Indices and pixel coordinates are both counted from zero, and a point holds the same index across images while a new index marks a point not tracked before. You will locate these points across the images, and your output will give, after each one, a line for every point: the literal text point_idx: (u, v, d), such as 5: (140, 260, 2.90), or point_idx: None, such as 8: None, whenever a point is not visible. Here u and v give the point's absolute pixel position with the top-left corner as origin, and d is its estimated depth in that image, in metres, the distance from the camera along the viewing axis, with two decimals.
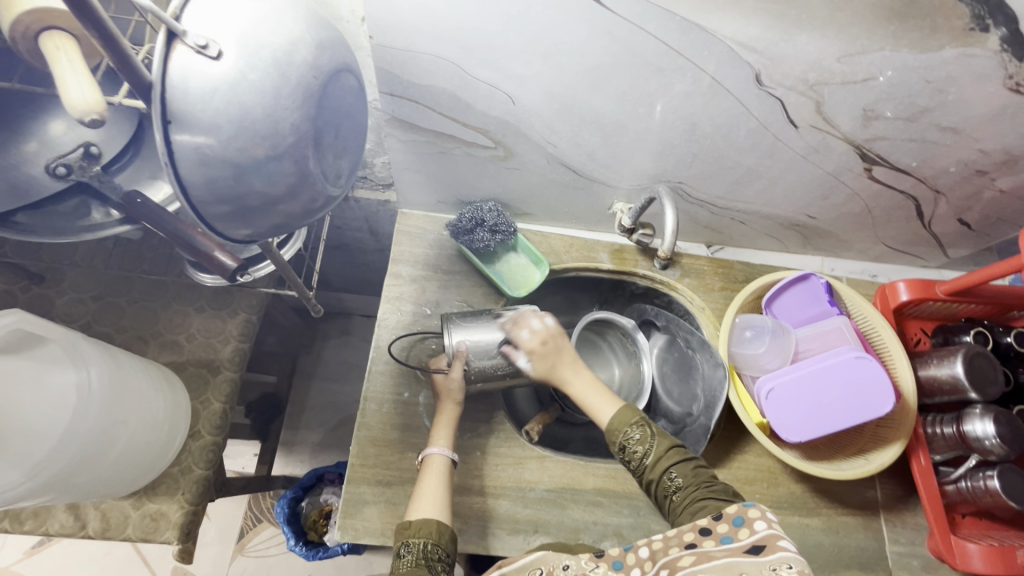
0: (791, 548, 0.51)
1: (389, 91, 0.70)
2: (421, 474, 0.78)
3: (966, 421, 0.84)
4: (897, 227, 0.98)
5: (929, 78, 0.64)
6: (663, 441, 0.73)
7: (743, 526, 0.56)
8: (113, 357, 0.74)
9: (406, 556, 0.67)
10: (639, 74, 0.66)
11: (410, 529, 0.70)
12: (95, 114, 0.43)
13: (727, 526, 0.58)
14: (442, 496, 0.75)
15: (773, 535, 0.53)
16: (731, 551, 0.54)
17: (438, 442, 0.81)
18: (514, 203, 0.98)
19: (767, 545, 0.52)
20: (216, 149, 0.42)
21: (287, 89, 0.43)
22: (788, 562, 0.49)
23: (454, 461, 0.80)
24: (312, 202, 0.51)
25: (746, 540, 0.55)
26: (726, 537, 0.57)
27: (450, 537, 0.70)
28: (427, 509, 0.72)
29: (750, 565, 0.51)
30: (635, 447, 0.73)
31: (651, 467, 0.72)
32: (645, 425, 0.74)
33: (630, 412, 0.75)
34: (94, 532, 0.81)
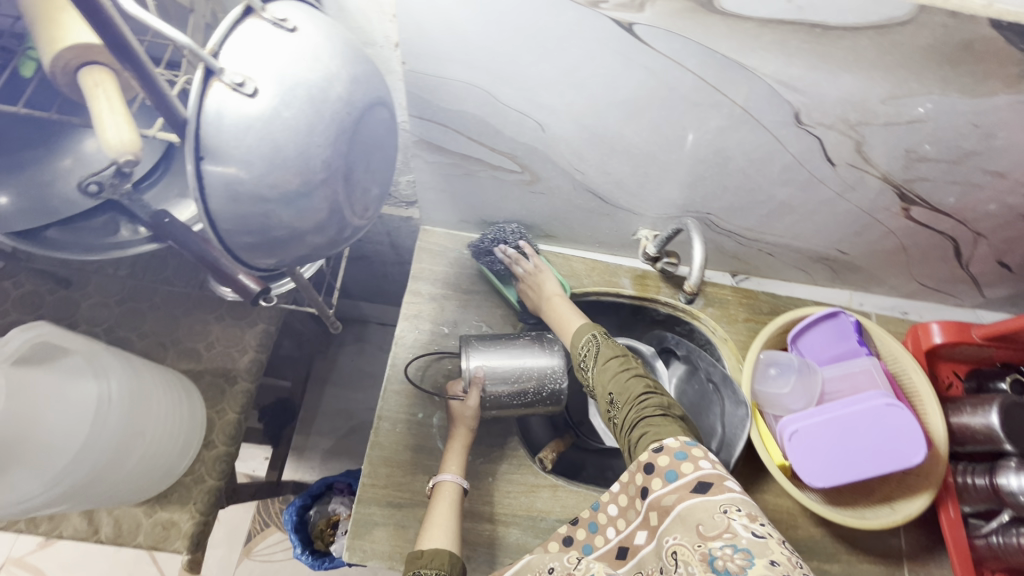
0: (736, 488, 0.56)
1: (418, 114, 0.69)
2: (433, 501, 0.77)
3: (1000, 474, 0.81)
4: (932, 266, 0.95)
5: (978, 122, 0.62)
6: (611, 356, 0.75)
7: (685, 461, 0.59)
8: (133, 367, 0.75)
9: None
10: (674, 108, 0.64)
11: (422, 558, 0.68)
12: (130, 154, 0.44)
13: (669, 460, 0.60)
14: (453, 526, 0.74)
15: (718, 475, 0.57)
16: (680, 492, 0.57)
17: (450, 468, 0.80)
18: (537, 225, 0.97)
19: (713, 483, 0.56)
20: (248, 184, 0.41)
21: (320, 125, 0.43)
22: (736, 504, 0.54)
23: (466, 488, 0.79)
24: (339, 232, 0.50)
25: (690, 475, 0.58)
26: (670, 472, 0.59)
27: (461, 569, 0.69)
28: (438, 538, 0.71)
29: (702, 510, 0.55)
30: (590, 363, 0.76)
31: (599, 385, 0.74)
32: (597, 339, 0.77)
33: (587, 329, 0.79)
34: (105, 537, 0.82)
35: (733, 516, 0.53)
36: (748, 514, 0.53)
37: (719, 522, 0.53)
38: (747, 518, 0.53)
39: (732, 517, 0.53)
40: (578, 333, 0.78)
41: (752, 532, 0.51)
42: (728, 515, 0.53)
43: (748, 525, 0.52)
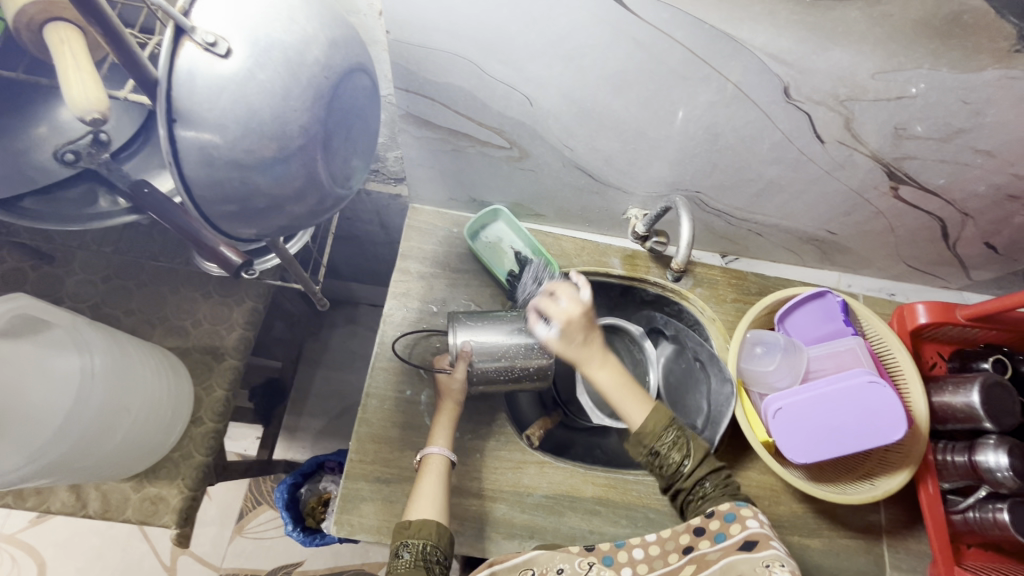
0: (780, 547, 0.60)
1: (404, 87, 0.68)
2: (420, 473, 0.78)
3: (978, 451, 0.82)
4: (920, 247, 0.95)
5: (968, 99, 0.61)
6: (697, 451, 0.77)
7: (734, 522, 0.64)
8: (116, 342, 0.75)
9: (405, 557, 0.68)
10: (663, 81, 0.63)
11: (409, 529, 0.70)
12: (96, 114, 0.42)
13: (719, 523, 0.65)
14: (441, 497, 0.75)
15: (764, 536, 0.62)
16: (726, 549, 0.62)
17: (438, 442, 0.81)
18: (527, 204, 0.96)
19: (759, 542, 0.61)
20: (222, 149, 0.41)
21: (297, 89, 0.42)
22: (780, 560, 0.57)
23: (453, 461, 0.80)
24: (320, 203, 0.50)
25: (738, 536, 0.63)
26: (720, 534, 0.64)
27: (448, 540, 0.71)
28: (425, 509, 0.73)
29: (745, 563, 0.58)
30: (670, 454, 0.76)
31: (689, 480, 0.75)
32: (680, 432, 0.77)
33: (666, 416, 0.78)
34: (94, 512, 0.82)
35: (776, 569, 0.56)
36: (790, 569, 0.56)
37: (761, 571, 0.57)
38: (788, 572, 0.56)
39: (774, 569, 0.56)
40: (659, 421, 0.77)
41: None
42: (771, 569, 0.57)
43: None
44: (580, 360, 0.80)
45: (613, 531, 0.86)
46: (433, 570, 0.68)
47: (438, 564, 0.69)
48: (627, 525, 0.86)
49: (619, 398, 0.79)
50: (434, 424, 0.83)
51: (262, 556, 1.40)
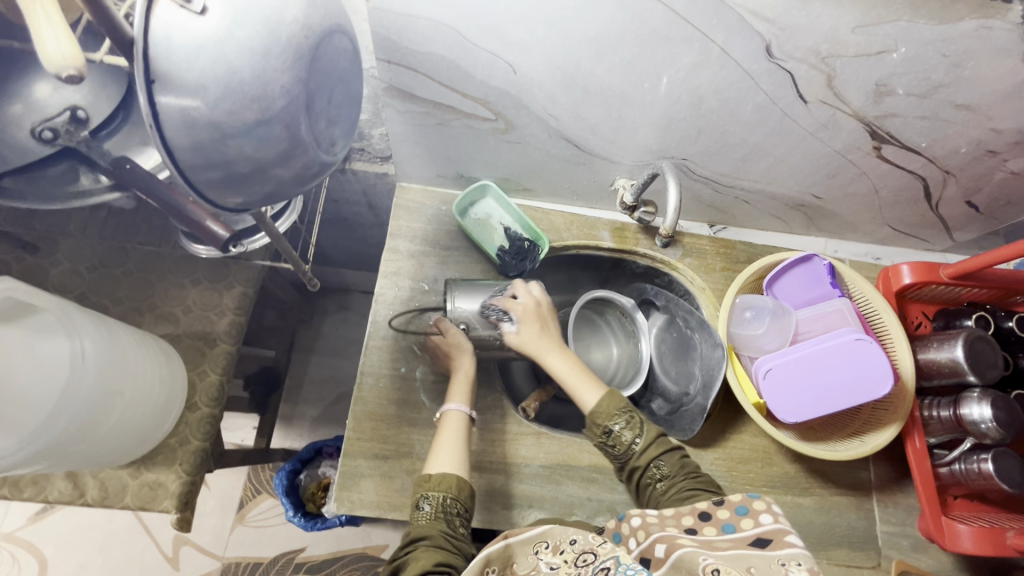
0: (799, 544, 0.52)
1: (386, 58, 0.67)
2: (441, 427, 0.79)
3: (963, 404, 0.84)
4: (904, 209, 0.96)
5: (946, 51, 0.62)
6: (651, 432, 0.75)
7: (746, 517, 0.57)
8: (105, 327, 0.74)
9: (426, 510, 0.68)
10: (646, 43, 0.63)
11: (429, 482, 0.70)
12: (74, 71, 0.41)
13: (729, 514, 0.59)
14: (462, 451, 0.75)
15: (779, 531, 0.54)
16: (736, 542, 0.54)
17: (455, 400, 0.81)
18: (514, 178, 0.96)
19: (774, 539, 0.53)
20: (204, 112, 0.40)
21: (276, 49, 0.42)
22: (798, 559, 0.49)
23: (473, 416, 0.81)
24: (305, 170, 0.50)
25: (750, 531, 0.56)
26: (727, 524, 0.58)
27: (470, 494, 0.71)
28: (446, 462, 0.73)
29: (757, 559, 0.50)
30: (623, 433, 0.74)
31: (642, 457, 0.73)
32: (632, 413, 0.75)
33: (619, 399, 0.75)
34: (92, 500, 0.82)
35: (792, 567, 0.48)
36: (809, 568, 0.47)
37: (774, 569, 0.48)
38: (807, 572, 0.47)
39: (791, 567, 0.48)
40: (611, 403, 0.74)
41: None
42: (786, 566, 0.48)
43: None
44: (538, 353, 0.80)
45: (610, 497, 0.87)
46: (453, 521, 0.68)
47: (458, 517, 0.69)
48: (624, 491, 0.88)
49: (574, 386, 0.78)
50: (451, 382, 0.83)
51: (265, 543, 1.40)
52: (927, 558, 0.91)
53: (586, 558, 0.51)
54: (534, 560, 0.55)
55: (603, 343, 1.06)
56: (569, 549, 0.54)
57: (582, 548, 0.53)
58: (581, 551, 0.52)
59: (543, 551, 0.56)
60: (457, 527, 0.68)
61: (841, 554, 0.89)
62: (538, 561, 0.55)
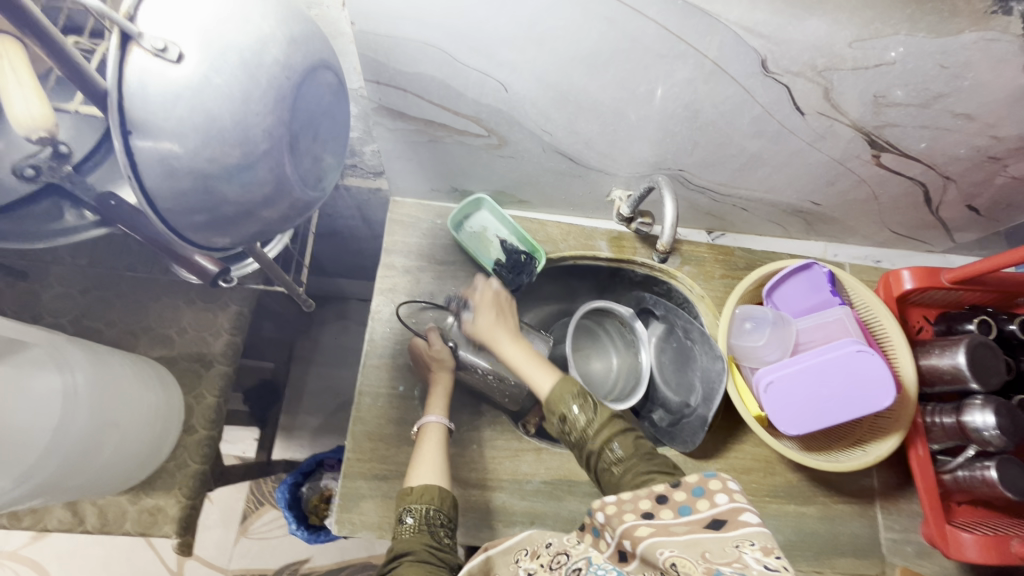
0: (754, 521, 0.50)
1: (374, 79, 0.66)
2: (420, 441, 0.80)
3: (966, 412, 0.84)
4: (904, 213, 0.95)
5: (946, 63, 0.61)
6: (606, 412, 0.71)
7: (703, 497, 0.54)
8: (96, 356, 0.74)
9: (409, 523, 0.68)
10: (638, 60, 0.62)
11: (412, 495, 0.71)
12: (43, 132, 0.45)
13: (685, 496, 0.55)
14: (440, 462, 0.76)
15: (734, 510, 0.52)
16: (691, 526, 0.52)
17: (434, 411, 0.82)
18: (509, 191, 0.95)
19: (729, 520, 0.51)
20: (184, 159, 0.39)
21: (257, 92, 0.40)
22: (751, 539, 0.48)
23: (450, 427, 0.82)
24: (293, 206, 0.49)
25: (706, 512, 0.53)
26: (684, 507, 0.54)
27: (452, 503, 0.72)
28: (428, 475, 0.73)
29: (712, 543, 0.49)
30: (577, 417, 0.71)
31: (596, 440, 0.69)
32: (586, 396, 0.73)
33: (572, 383, 0.74)
34: (92, 527, 0.82)
35: (745, 549, 0.47)
36: (761, 547, 0.46)
37: (728, 553, 0.47)
38: (760, 552, 0.46)
39: (745, 549, 0.47)
40: (564, 388, 0.73)
41: (765, 564, 0.44)
42: (740, 549, 0.47)
43: (761, 558, 0.45)
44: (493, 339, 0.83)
45: None
46: (437, 533, 0.68)
47: (442, 527, 0.69)
48: None
49: (530, 373, 0.78)
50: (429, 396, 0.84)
51: (268, 555, 1.40)
52: (931, 564, 0.91)
53: (560, 559, 0.53)
54: (515, 568, 0.55)
55: (603, 352, 1.04)
56: (545, 552, 0.55)
57: (558, 550, 0.55)
58: (556, 553, 0.54)
59: (524, 558, 0.56)
60: (443, 538, 0.68)
61: (845, 562, 0.88)
62: (518, 568, 0.55)
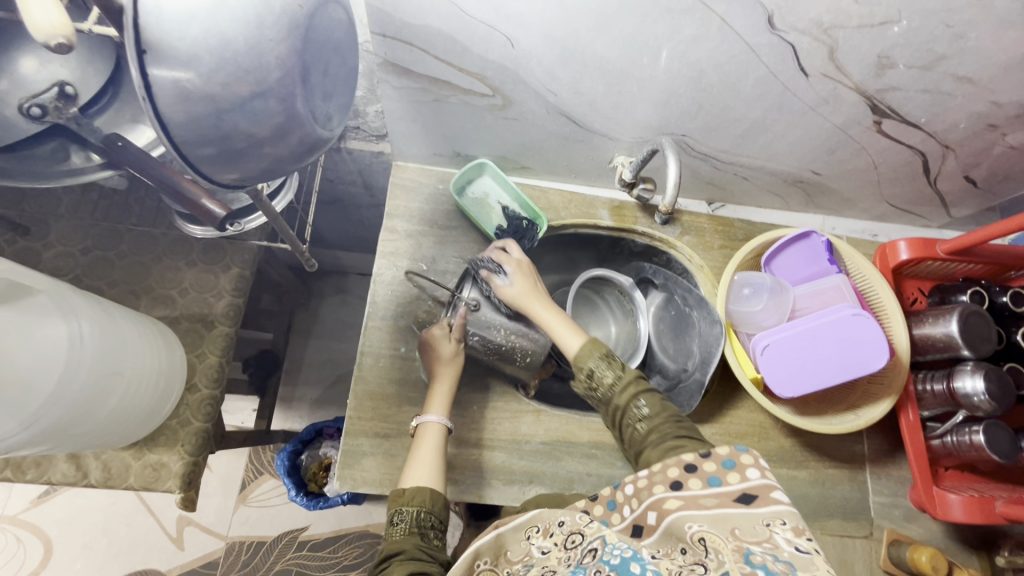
0: (785, 500, 0.50)
1: (380, 32, 0.66)
2: (417, 439, 0.78)
3: (956, 378, 0.85)
4: (902, 184, 0.96)
5: (950, 21, 0.61)
6: (633, 372, 0.74)
7: (733, 470, 0.54)
8: (101, 307, 0.74)
9: (400, 524, 0.67)
10: (645, 15, 0.62)
11: (403, 497, 0.70)
12: (63, 39, 0.40)
13: (716, 467, 0.55)
14: (437, 464, 0.75)
15: (765, 487, 0.51)
16: (721, 498, 0.52)
17: (433, 410, 0.80)
18: (512, 156, 0.95)
19: (759, 496, 0.51)
20: (197, 84, 0.40)
21: (270, 18, 0.41)
22: (782, 518, 0.48)
23: (450, 427, 0.80)
24: (301, 144, 0.49)
25: (735, 485, 0.52)
26: (714, 477, 0.54)
27: (443, 503, 0.71)
28: (423, 476, 0.72)
29: (742, 519, 0.49)
30: (604, 374, 0.74)
31: (622, 397, 0.72)
32: (613, 357, 0.75)
33: (601, 344, 0.76)
34: (96, 481, 0.82)
35: (777, 529, 0.47)
36: (793, 528, 0.47)
37: (760, 532, 0.47)
38: (792, 532, 0.46)
39: (776, 529, 0.47)
40: (592, 347, 0.76)
41: (797, 546, 0.45)
42: (771, 528, 0.47)
43: (793, 539, 0.45)
44: (529, 307, 0.81)
45: (609, 472, 0.88)
46: (429, 535, 0.67)
47: (433, 529, 0.69)
48: (622, 466, 0.89)
49: (562, 336, 0.79)
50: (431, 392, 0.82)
51: (267, 523, 1.42)
52: (918, 526, 0.93)
53: (574, 539, 0.52)
54: (527, 545, 0.56)
55: (600, 322, 1.06)
56: (558, 531, 0.55)
57: (571, 529, 0.54)
58: (570, 532, 0.54)
59: (536, 535, 0.57)
60: (433, 540, 0.68)
61: (835, 524, 0.91)
62: (530, 545, 0.56)
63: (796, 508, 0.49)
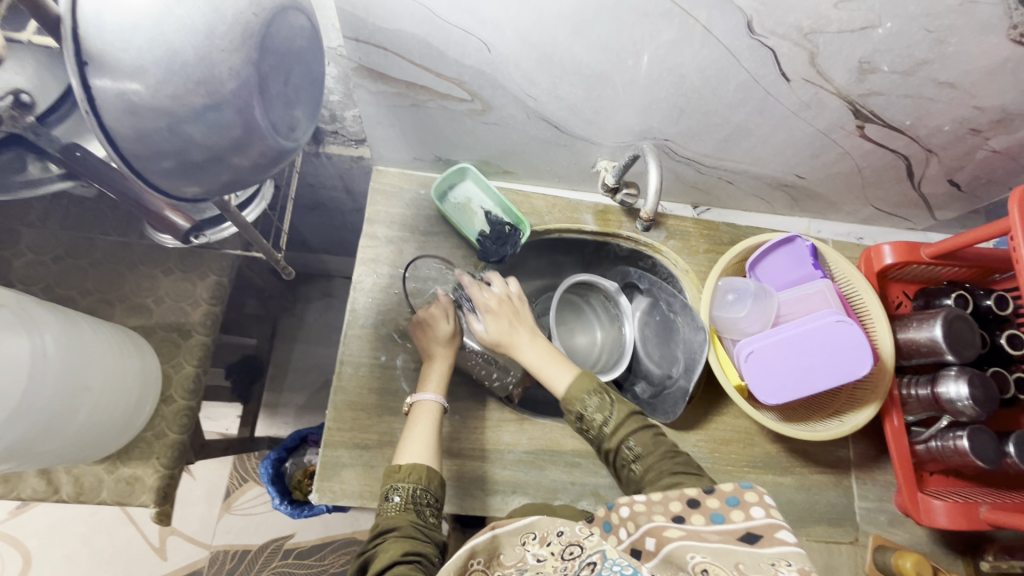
0: (791, 540, 0.49)
1: (353, 36, 0.64)
2: (412, 416, 0.78)
3: (941, 383, 0.85)
4: (886, 188, 0.96)
5: (930, 27, 0.61)
6: (622, 410, 0.74)
7: (737, 508, 0.53)
8: (69, 320, 0.72)
9: (394, 501, 0.67)
10: (623, 19, 0.61)
11: (399, 473, 0.69)
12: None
13: (719, 504, 0.55)
14: (432, 441, 0.74)
15: (769, 526, 0.51)
16: (724, 536, 0.51)
17: (429, 388, 0.80)
18: (494, 161, 0.94)
19: (764, 535, 0.50)
20: (145, 97, 0.38)
21: (222, 28, 0.39)
22: (787, 559, 0.47)
23: (445, 407, 0.80)
24: (263, 155, 0.47)
25: (739, 524, 0.52)
26: (716, 515, 0.53)
27: (439, 483, 0.71)
28: (417, 453, 0.72)
29: (746, 556, 0.48)
30: (594, 415, 0.74)
31: (614, 437, 0.72)
32: (601, 393, 0.75)
33: (588, 381, 0.76)
34: (67, 496, 0.81)
35: (782, 568, 0.45)
36: (799, 569, 0.45)
37: (763, 570, 0.46)
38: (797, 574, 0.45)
39: (781, 568, 0.46)
40: (580, 386, 0.75)
41: None
42: (776, 567, 0.46)
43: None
44: (513, 344, 0.82)
45: (593, 481, 0.87)
46: (424, 513, 0.68)
47: (428, 506, 0.69)
48: (607, 475, 0.88)
49: (548, 375, 0.79)
50: (427, 369, 0.83)
51: (252, 531, 1.40)
52: (903, 532, 0.93)
53: (573, 551, 0.51)
54: (521, 551, 0.55)
55: (586, 327, 1.05)
56: (556, 540, 0.54)
57: (570, 540, 0.52)
58: (567, 543, 0.53)
59: (532, 542, 0.55)
60: (428, 518, 0.68)
61: (820, 530, 0.90)
62: (525, 552, 0.55)
63: (801, 548, 0.48)
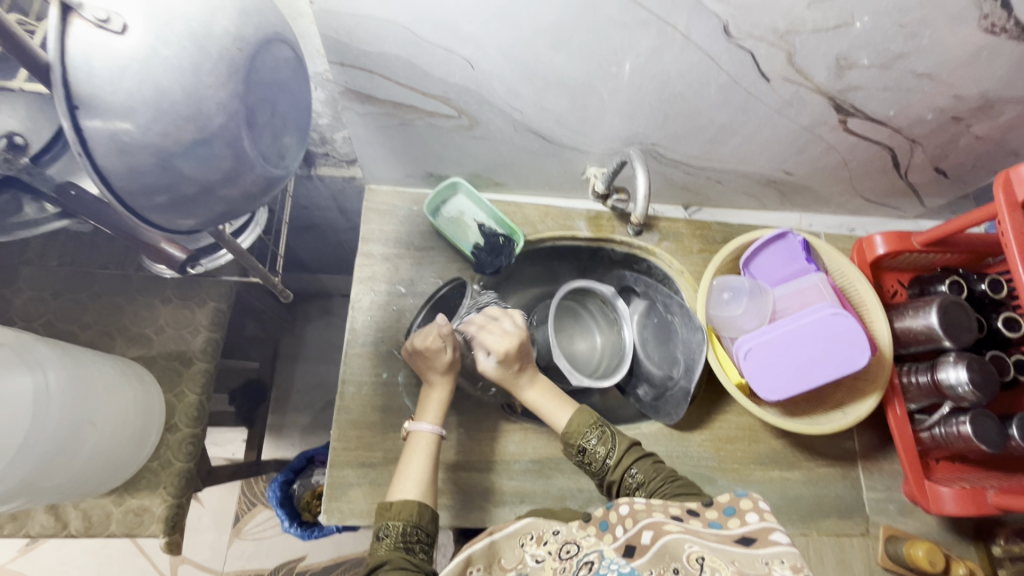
0: (785, 540, 0.47)
1: (338, 61, 0.65)
2: (408, 447, 0.76)
3: (940, 369, 0.85)
4: (875, 179, 0.97)
5: (903, 21, 0.62)
6: (623, 441, 0.75)
7: (733, 516, 0.53)
8: (68, 356, 0.73)
9: (385, 539, 0.66)
10: (602, 31, 0.62)
11: (390, 511, 0.68)
12: None
13: (717, 513, 0.54)
14: (426, 476, 0.73)
15: (764, 529, 0.49)
16: (721, 537, 0.50)
17: (427, 417, 0.78)
18: (484, 174, 0.94)
19: (758, 539, 0.49)
20: (136, 135, 0.43)
21: (208, 64, 0.45)
22: (781, 557, 0.45)
23: (443, 435, 0.78)
24: (253, 184, 0.53)
25: (736, 530, 0.51)
26: (715, 522, 0.53)
27: (432, 517, 0.69)
28: (409, 489, 0.71)
29: (741, 556, 0.47)
30: (596, 448, 0.74)
31: (615, 471, 0.73)
32: (602, 428, 0.76)
33: (588, 416, 0.76)
34: (76, 530, 0.80)
35: (775, 566, 0.44)
36: (792, 566, 0.44)
37: (758, 567, 0.45)
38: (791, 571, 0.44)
39: (774, 567, 0.44)
40: (581, 422, 0.75)
41: None
42: (770, 566, 0.45)
43: None
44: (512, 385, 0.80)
45: (601, 487, 0.87)
46: (414, 551, 0.66)
47: (419, 544, 0.67)
48: None
49: (549, 415, 0.79)
50: (425, 400, 0.80)
51: (263, 555, 1.39)
52: (913, 520, 0.93)
53: (569, 549, 0.54)
54: (521, 553, 0.56)
55: (585, 333, 1.03)
56: (552, 539, 0.56)
57: (565, 539, 0.55)
58: (564, 542, 0.55)
59: (530, 543, 0.56)
60: (419, 555, 0.66)
61: (831, 523, 0.90)
62: (524, 553, 0.55)
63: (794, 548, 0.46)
